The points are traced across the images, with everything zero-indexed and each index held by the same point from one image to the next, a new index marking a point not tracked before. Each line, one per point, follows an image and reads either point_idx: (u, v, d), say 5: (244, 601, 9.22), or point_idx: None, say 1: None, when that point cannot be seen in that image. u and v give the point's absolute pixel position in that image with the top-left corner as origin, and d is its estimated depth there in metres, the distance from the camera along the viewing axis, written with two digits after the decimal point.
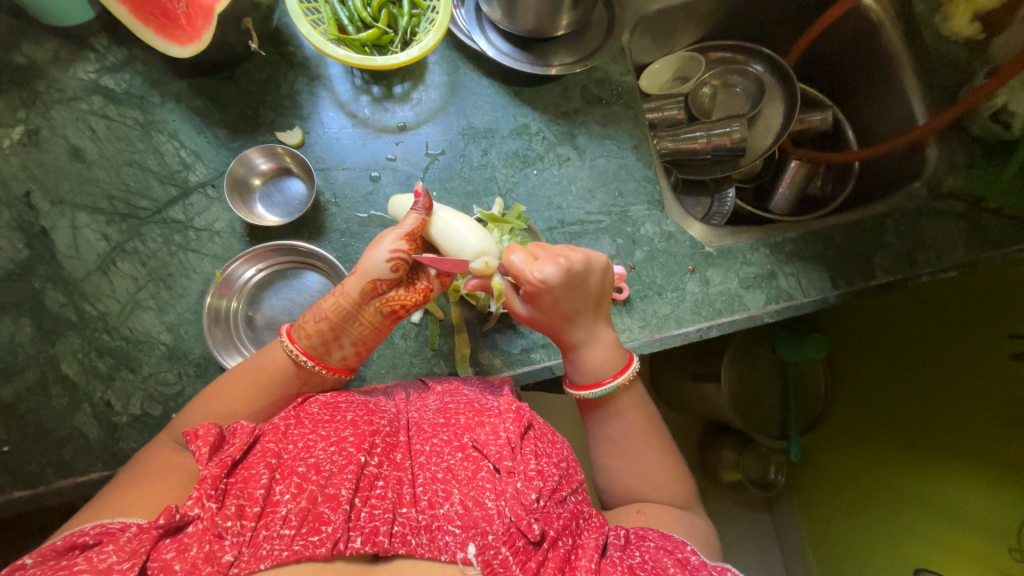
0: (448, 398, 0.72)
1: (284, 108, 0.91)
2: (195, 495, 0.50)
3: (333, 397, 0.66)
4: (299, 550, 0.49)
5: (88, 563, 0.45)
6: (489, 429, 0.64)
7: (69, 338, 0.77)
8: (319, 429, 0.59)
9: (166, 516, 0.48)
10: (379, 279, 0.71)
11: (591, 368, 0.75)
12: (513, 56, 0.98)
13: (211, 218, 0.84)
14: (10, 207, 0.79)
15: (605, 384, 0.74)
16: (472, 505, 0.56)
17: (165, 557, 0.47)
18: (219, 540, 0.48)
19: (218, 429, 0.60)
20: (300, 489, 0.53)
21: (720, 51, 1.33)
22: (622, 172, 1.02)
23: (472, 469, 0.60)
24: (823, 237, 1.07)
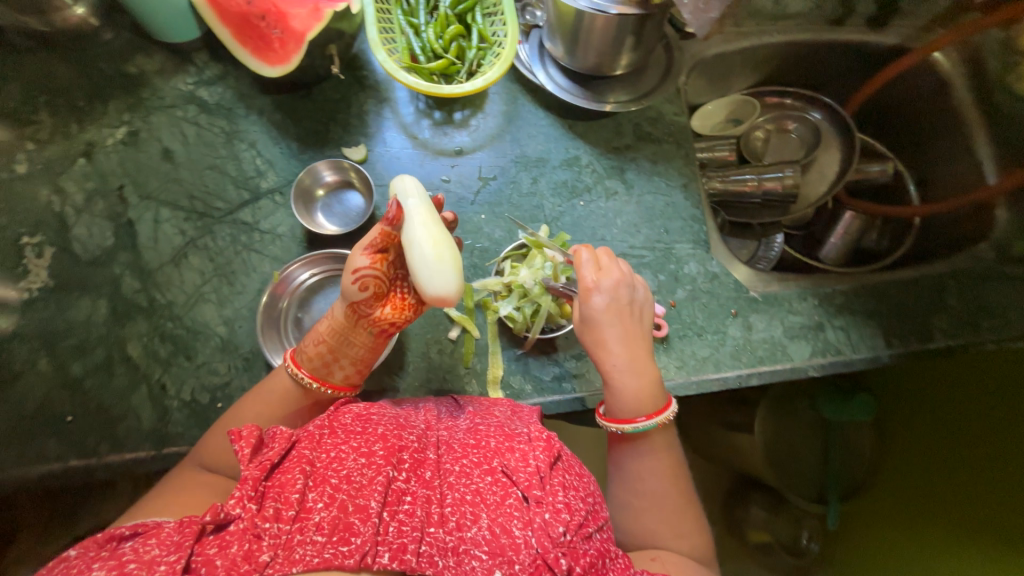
0: (479, 420, 0.72)
1: (352, 126, 0.97)
2: (237, 495, 0.52)
3: (366, 408, 0.68)
4: (330, 558, 0.49)
5: (132, 555, 0.47)
6: (519, 455, 0.64)
7: (138, 322, 0.83)
8: (352, 440, 0.60)
9: (210, 515, 0.51)
10: (354, 303, 0.67)
11: (630, 399, 0.73)
12: (570, 91, 1.02)
13: (276, 222, 0.90)
14: (105, 198, 0.88)
15: (641, 421, 0.72)
16: (499, 531, 0.56)
17: (207, 553, 0.48)
18: (257, 539, 0.50)
19: (259, 432, 0.61)
20: (332, 498, 0.54)
21: (777, 97, 1.33)
22: (669, 209, 1.02)
23: (500, 495, 0.60)
24: (876, 292, 1.03)
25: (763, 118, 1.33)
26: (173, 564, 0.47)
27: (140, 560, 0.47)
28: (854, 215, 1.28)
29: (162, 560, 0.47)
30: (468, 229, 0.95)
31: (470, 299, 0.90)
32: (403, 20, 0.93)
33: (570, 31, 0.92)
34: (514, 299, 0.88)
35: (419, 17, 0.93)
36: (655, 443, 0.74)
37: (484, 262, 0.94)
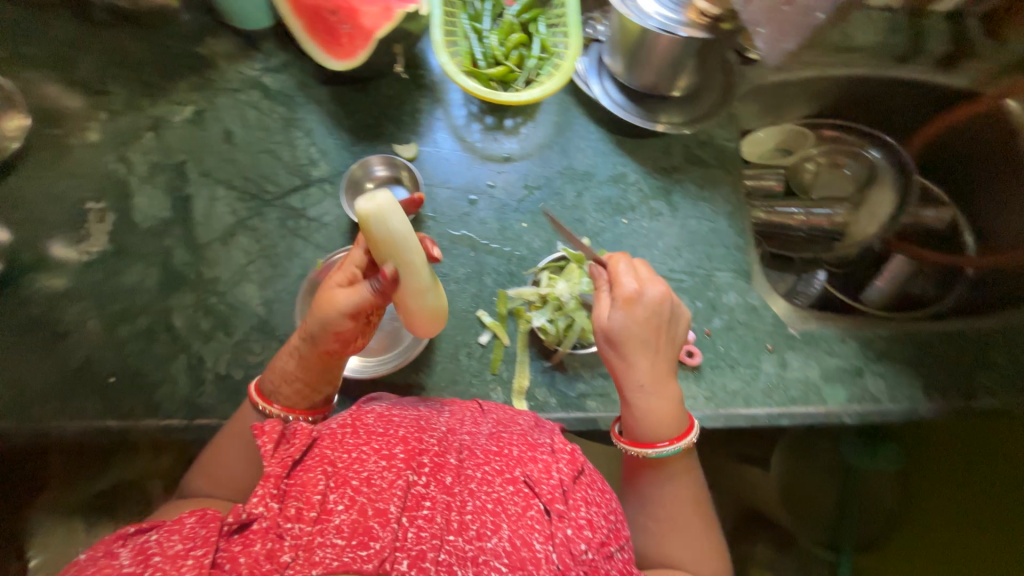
0: (503, 426, 0.71)
1: (405, 123, 0.99)
2: (259, 494, 0.56)
3: (387, 408, 0.68)
4: (348, 562, 0.50)
5: (159, 548, 0.52)
6: (542, 466, 0.64)
7: (183, 294, 0.86)
8: (372, 441, 0.60)
9: (235, 515, 0.54)
10: (336, 352, 0.69)
11: (653, 425, 0.71)
12: (624, 107, 1.01)
13: (323, 211, 0.92)
14: (166, 172, 0.91)
15: (665, 447, 0.70)
16: (520, 544, 0.55)
17: (233, 549, 0.52)
18: (279, 539, 0.52)
19: (281, 427, 0.66)
20: (352, 501, 0.54)
21: (833, 130, 1.29)
22: (712, 236, 1.00)
23: (522, 506, 0.59)
24: (923, 343, 0.99)
25: (815, 150, 1.29)
26: (201, 558, 0.51)
27: (166, 554, 0.52)
28: (905, 261, 1.22)
29: (188, 554, 0.51)
30: (508, 236, 0.95)
31: (504, 306, 0.90)
32: (468, 25, 0.94)
33: (632, 49, 0.92)
34: (548, 311, 0.88)
35: (483, 24, 0.95)
36: (680, 471, 0.73)
37: (521, 271, 0.94)
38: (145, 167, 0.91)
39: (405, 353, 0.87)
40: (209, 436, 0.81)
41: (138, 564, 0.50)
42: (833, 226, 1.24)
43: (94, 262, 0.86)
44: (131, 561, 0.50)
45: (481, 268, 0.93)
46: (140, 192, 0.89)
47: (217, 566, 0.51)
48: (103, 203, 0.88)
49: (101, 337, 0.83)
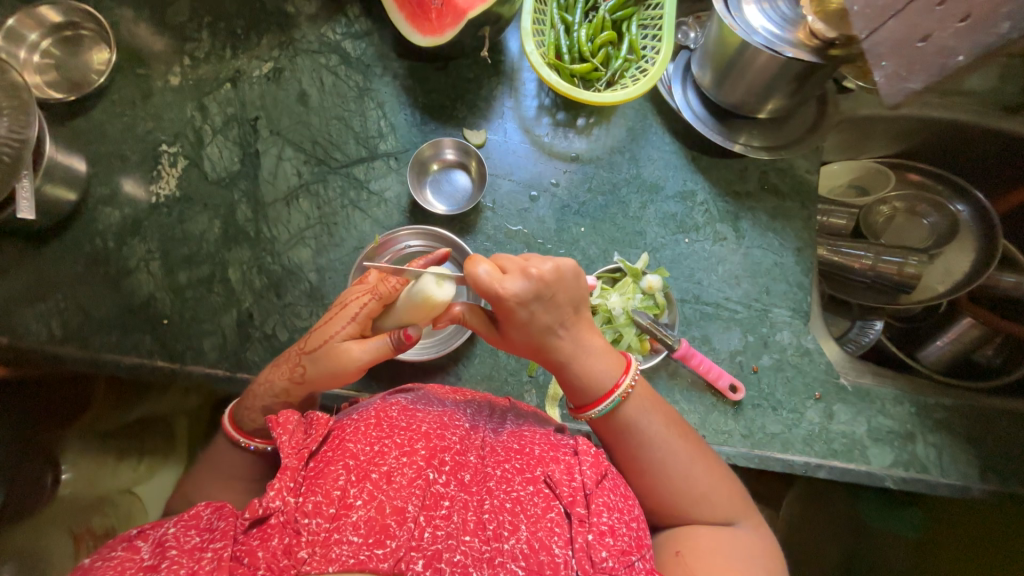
0: (526, 425, 0.69)
1: (478, 108, 0.97)
2: (277, 487, 0.53)
3: (413, 401, 0.67)
4: (364, 561, 0.49)
5: (176, 542, 0.53)
6: (564, 467, 0.60)
7: (242, 249, 0.87)
8: (395, 435, 0.59)
9: (250, 511, 0.52)
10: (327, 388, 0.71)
11: (591, 382, 0.67)
12: (704, 121, 0.97)
13: (385, 186, 0.92)
14: (240, 125, 0.92)
15: (612, 395, 0.66)
16: (538, 546, 0.54)
17: (252, 544, 0.51)
18: (297, 535, 0.51)
19: (298, 418, 0.63)
20: (371, 497, 0.53)
21: (921, 176, 1.21)
22: (776, 270, 0.95)
23: (542, 508, 0.57)
24: (983, 417, 0.92)
25: (893, 194, 1.21)
26: (220, 552, 0.51)
27: (182, 548, 0.52)
28: (972, 323, 1.13)
29: (207, 547, 0.52)
30: (564, 239, 0.93)
31: None
32: (557, 15, 0.91)
33: (723, 64, 0.88)
34: (595, 322, 0.86)
35: (574, 15, 0.91)
36: (657, 428, 0.66)
37: None
38: (221, 118, 0.92)
39: (444, 344, 0.87)
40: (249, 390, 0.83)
41: (156, 558, 0.51)
42: (901, 277, 1.15)
43: (162, 204, 0.88)
44: (150, 554, 0.52)
45: None
46: (214, 142, 0.91)
47: (236, 560, 0.50)
48: (177, 148, 0.90)
49: (160, 279, 0.85)
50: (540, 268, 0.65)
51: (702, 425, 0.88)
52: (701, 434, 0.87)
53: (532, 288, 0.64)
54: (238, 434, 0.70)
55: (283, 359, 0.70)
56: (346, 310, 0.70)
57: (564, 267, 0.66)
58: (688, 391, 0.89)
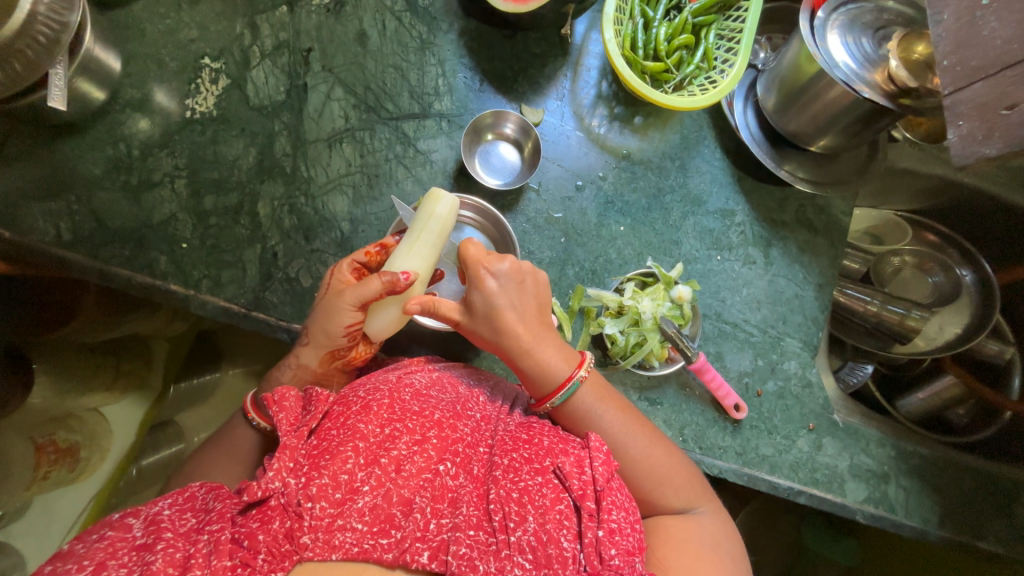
0: (536, 420, 0.68)
1: (539, 86, 0.94)
2: (276, 467, 0.50)
3: (426, 385, 0.65)
4: (368, 550, 0.48)
5: (171, 523, 0.49)
6: (574, 460, 0.60)
7: (275, 184, 0.83)
8: (407, 420, 0.57)
9: (249, 493, 0.49)
10: (335, 349, 0.71)
11: (551, 372, 0.69)
12: (759, 144, 0.97)
13: (433, 147, 0.89)
14: (291, 54, 0.87)
15: (570, 382, 0.68)
16: (546, 539, 0.53)
17: (250, 526, 0.47)
18: (298, 518, 0.48)
19: (297, 395, 0.61)
20: (380, 483, 0.52)
21: (937, 237, 1.23)
22: (795, 301, 0.98)
23: (551, 499, 0.56)
24: (955, 471, 0.96)
25: (906, 247, 1.24)
26: (218, 535, 0.47)
27: (178, 530, 0.48)
28: (954, 381, 1.18)
29: (203, 529, 0.48)
30: (602, 234, 0.93)
31: (578, 302, 0.88)
32: (639, 7, 0.89)
33: (792, 91, 0.87)
34: (622, 323, 0.87)
35: (655, 11, 0.90)
36: (606, 415, 0.69)
37: (605, 274, 0.92)
38: (272, 42, 0.86)
39: None
40: (264, 330, 0.80)
41: (150, 537, 0.47)
42: (900, 327, 1.19)
43: (196, 121, 0.83)
44: (142, 533, 0.48)
45: (566, 257, 0.91)
46: (261, 65, 0.86)
47: (235, 543, 0.47)
48: (221, 64, 0.85)
49: (185, 200, 0.80)
50: (500, 260, 0.70)
51: (701, 437, 0.90)
52: (698, 445, 0.89)
53: (506, 273, 0.70)
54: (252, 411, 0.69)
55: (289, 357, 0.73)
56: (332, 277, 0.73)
57: (519, 264, 0.71)
58: (694, 403, 0.91)
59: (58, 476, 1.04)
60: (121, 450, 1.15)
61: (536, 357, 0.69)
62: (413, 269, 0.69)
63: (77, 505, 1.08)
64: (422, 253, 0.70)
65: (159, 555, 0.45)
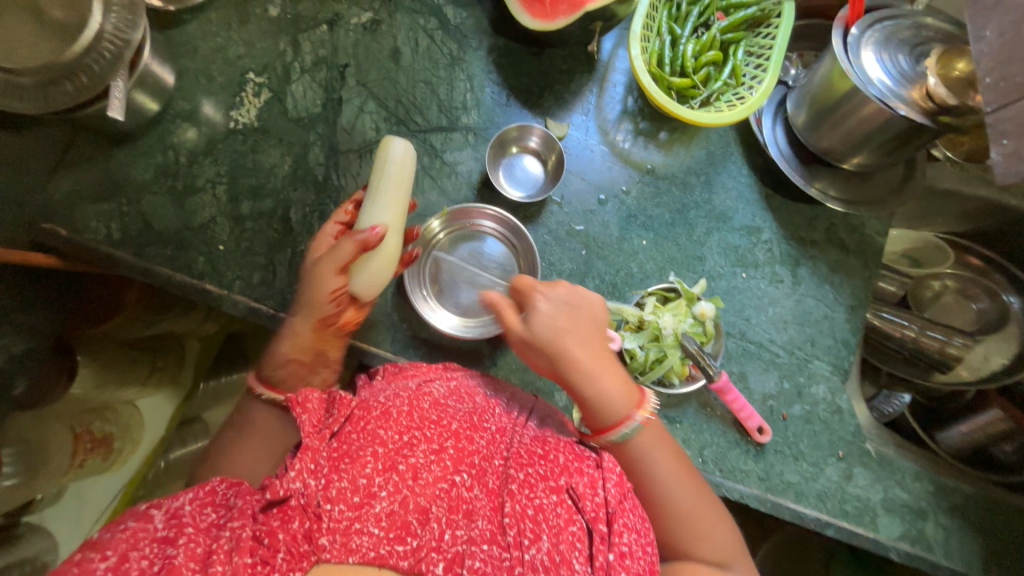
0: (551, 432, 0.67)
1: (564, 101, 0.96)
2: (298, 468, 0.51)
3: (445, 394, 0.65)
4: (384, 555, 0.49)
5: (192, 519, 0.50)
6: (589, 481, 0.59)
7: (308, 192, 0.87)
8: (425, 429, 0.57)
9: (272, 491, 0.51)
10: (323, 316, 0.73)
11: (609, 407, 0.67)
12: (788, 161, 0.95)
13: (459, 158, 0.91)
14: (328, 69, 0.91)
15: (626, 424, 0.66)
16: (558, 561, 0.53)
17: (271, 524, 0.49)
18: (317, 520, 0.49)
19: (318, 395, 0.61)
20: (396, 490, 0.52)
21: (982, 261, 1.16)
22: (824, 323, 0.95)
23: (564, 519, 0.56)
24: (1001, 511, 0.90)
25: (948, 271, 1.18)
26: (238, 532, 0.48)
27: (199, 526, 0.49)
28: (1000, 416, 1.06)
29: (224, 525, 0.49)
30: (624, 248, 0.92)
31: None
32: (667, 24, 0.90)
33: (825, 107, 0.86)
34: (642, 338, 0.85)
35: (683, 28, 0.90)
36: (664, 461, 0.66)
37: (625, 287, 0.91)
38: (311, 58, 0.91)
39: (488, 327, 0.86)
40: None
41: (172, 531, 0.48)
42: (942, 356, 1.13)
43: (238, 131, 0.88)
44: (164, 526, 0.49)
45: (587, 269, 0.91)
46: (300, 79, 0.90)
47: (256, 540, 0.48)
48: (263, 79, 0.90)
49: (223, 205, 0.85)
50: (556, 283, 0.73)
51: (722, 459, 0.87)
52: (719, 467, 0.86)
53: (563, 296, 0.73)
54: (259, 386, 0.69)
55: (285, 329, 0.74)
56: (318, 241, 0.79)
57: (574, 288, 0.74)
58: (715, 423, 0.88)
59: (92, 465, 1.11)
60: (150, 442, 1.24)
61: (599, 390, 0.67)
62: (383, 221, 0.74)
63: (107, 491, 1.18)
64: (387, 203, 0.75)
65: (181, 550, 0.47)
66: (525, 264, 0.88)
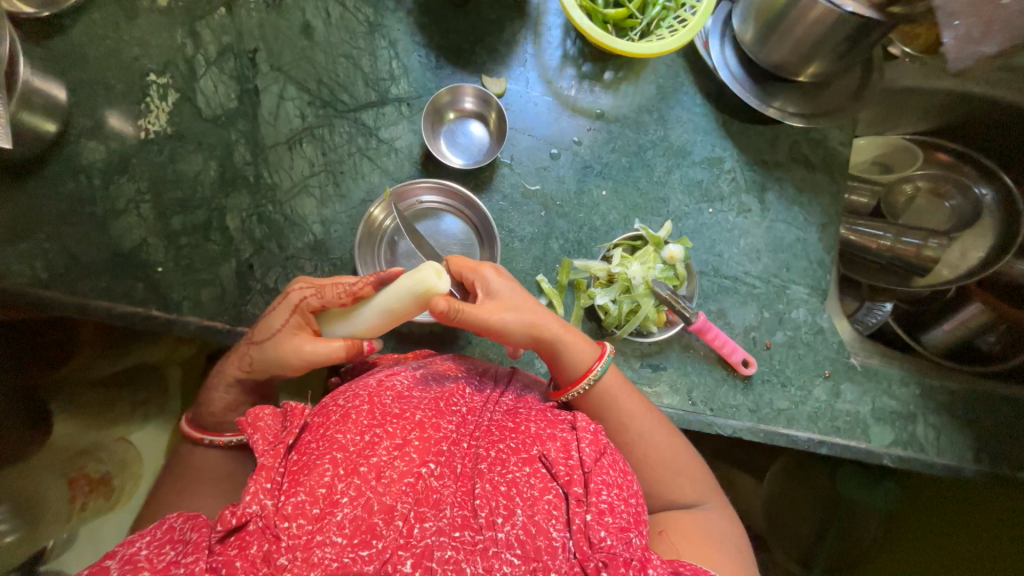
0: (524, 403, 0.68)
1: (498, 53, 0.89)
2: (253, 490, 0.51)
3: (408, 386, 0.64)
4: (348, 563, 0.47)
5: (148, 561, 0.50)
6: (560, 445, 0.59)
7: (240, 195, 0.81)
8: (386, 425, 0.57)
9: (223, 522, 0.50)
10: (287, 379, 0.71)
11: (578, 354, 0.69)
12: (741, 82, 0.90)
13: (395, 134, 0.86)
14: (236, 57, 0.84)
15: (596, 368, 0.69)
16: (535, 532, 0.52)
17: (230, 553, 0.48)
18: (276, 540, 0.49)
19: (275, 412, 0.61)
20: (358, 493, 0.51)
21: (951, 156, 1.13)
22: (797, 246, 0.92)
23: (538, 489, 0.55)
24: (986, 401, 0.91)
25: (919, 172, 1.15)
26: (195, 566, 0.48)
27: (155, 567, 0.49)
28: (981, 309, 1.05)
29: (180, 562, 0.49)
30: (584, 202, 0.89)
31: (566, 276, 0.85)
32: None
33: (771, 17, 0.81)
34: (614, 291, 0.83)
35: None
36: (632, 405, 0.70)
37: (591, 243, 0.88)
38: (215, 48, 0.83)
39: None
40: None
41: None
42: (918, 259, 1.11)
43: (152, 141, 0.81)
44: (119, 571, 0.48)
45: (549, 230, 0.87)
46: (207, 74, 0.83)
47: (214, 570, 0.48)
48: (167, 79, 0.82)
49: (153, 223, 0.79)
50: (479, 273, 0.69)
51: (711, 398, 0.86)
52: (709, 407, 0.86)
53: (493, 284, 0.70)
54: (203, 433, 0.70)
55: (235, 350, 0.72)
56: (297, 297, 0.70)
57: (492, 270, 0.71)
58: (700, 364, 0.87)
59: (96, 505, 1.07)
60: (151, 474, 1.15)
61: (566, 340, 0.69)
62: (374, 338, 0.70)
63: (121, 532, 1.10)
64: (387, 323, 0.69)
65: None
66: (484, 237, 0.84)
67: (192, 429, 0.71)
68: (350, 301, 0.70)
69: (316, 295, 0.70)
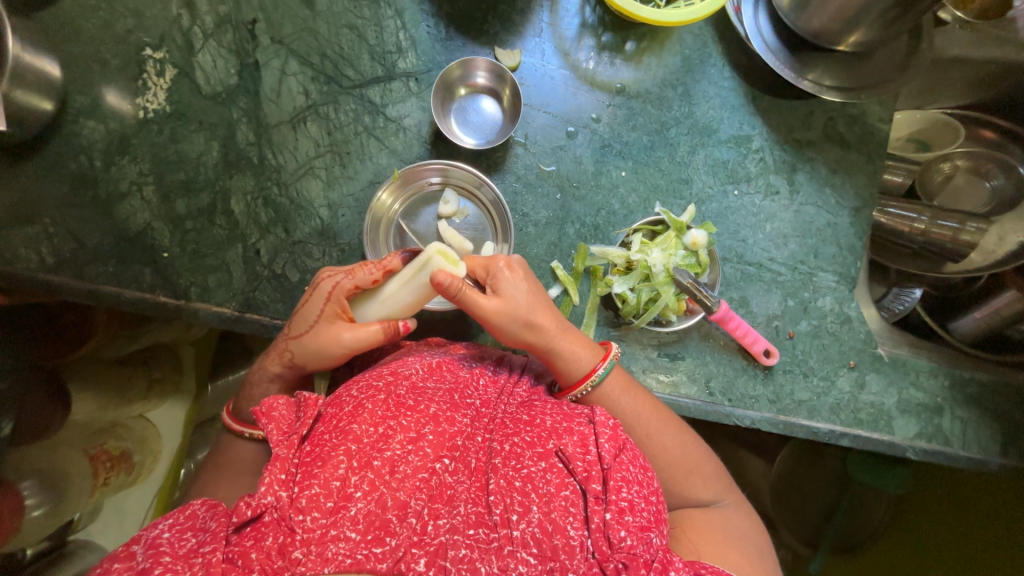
0: (538, 396, 0.66)
1: (512, 22, 0.83)
2: (267, 482, 0.49)
3: (423, 376, 0.62)
4: (362, 560, 0.46)
5: (170, 546, 0.49)
6: (579, 440, 0.57)
7: (244, 177, 0.78)
8: (400, 417, 0.55)
9: (239, 514, 0.48)
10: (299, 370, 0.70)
11: (581, 354, 0.68)
12: (775, 52, 0.83)
13: (403, 112, 0.81)
14: (235, 29, 0.79)
15: (600, 368, 0.67)
16: (552, 530, 0.51)
17: (246, 544, 0.47)
18: (290, 533, 0.47)
19: (288, 402, 0.59)
20: (373, 488, 0.50)
21: (996, 134, 1.05)
22: (827, 231, 0.87)
23: (555, 485, 0.54)
24: (1020, 394, 0.87)
25: (958, 151, 1.08)
26: (211, 556, 0.47)
27: (177, 552, 0.48)
28: (1015, 297, 0.97)
29: (198, 551, 0.48)
30: (602, 183, 0.84)
31: (581, 262, 0.81)
32: None
33: None
34: (633, 279, 0.80)
35: None
36: (637, 403, 0.68)
37: (609, 227, 0.84)
38: (212, 19, 0.79)
39: None
40: (259, 331, 0.78)
41: (149, 562, 0.47)
42: (953, 244, 1.03)
43: (152, 121, 0.78)
44: (144, 558, 0.48)
45: (565, 214, 0.83)
46: (205, 47, 0.78)
47: (230, 561, 0.47)
48: (164, 53, 0.78)
49: (156, 207, 0.77)
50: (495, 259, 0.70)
51: (730, 389, 0.83)
52: (727, 398, 0.83)
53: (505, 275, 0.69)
54: (240, 427, 0.69)
55: (269, 348, 0.71)
56: (328, 285, 0.70)
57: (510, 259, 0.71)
58: (719, 355, 0.83)
59: (119, 481, 1.05)
60: (170, 450, 1.15)
61: (564, 344, 0.68)
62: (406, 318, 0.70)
63: (143, 505, 1.11)
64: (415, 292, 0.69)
65: None
66: (499, 221, 0.80)
67: (232, 422, 0.70)
68: (381, 277, 0.70)
69: (347, 277, 0.70)
